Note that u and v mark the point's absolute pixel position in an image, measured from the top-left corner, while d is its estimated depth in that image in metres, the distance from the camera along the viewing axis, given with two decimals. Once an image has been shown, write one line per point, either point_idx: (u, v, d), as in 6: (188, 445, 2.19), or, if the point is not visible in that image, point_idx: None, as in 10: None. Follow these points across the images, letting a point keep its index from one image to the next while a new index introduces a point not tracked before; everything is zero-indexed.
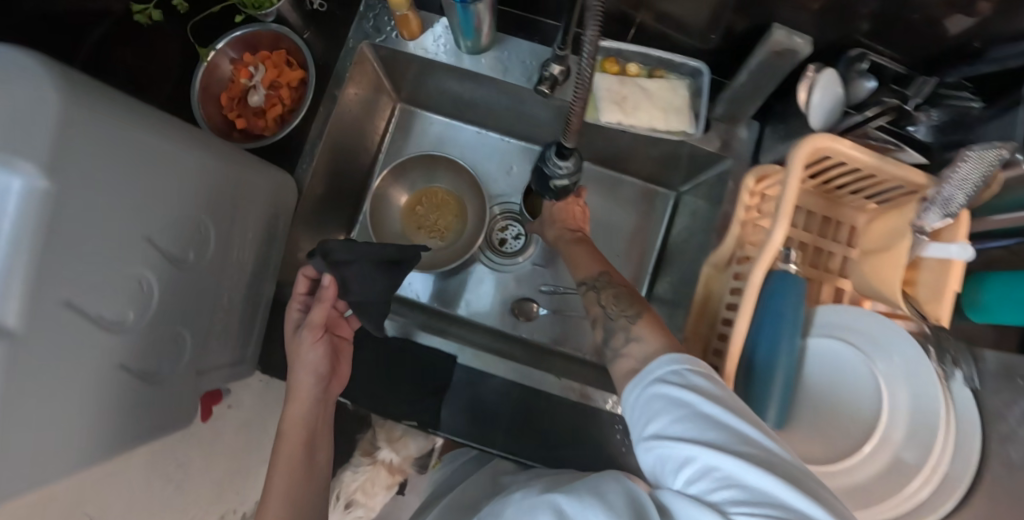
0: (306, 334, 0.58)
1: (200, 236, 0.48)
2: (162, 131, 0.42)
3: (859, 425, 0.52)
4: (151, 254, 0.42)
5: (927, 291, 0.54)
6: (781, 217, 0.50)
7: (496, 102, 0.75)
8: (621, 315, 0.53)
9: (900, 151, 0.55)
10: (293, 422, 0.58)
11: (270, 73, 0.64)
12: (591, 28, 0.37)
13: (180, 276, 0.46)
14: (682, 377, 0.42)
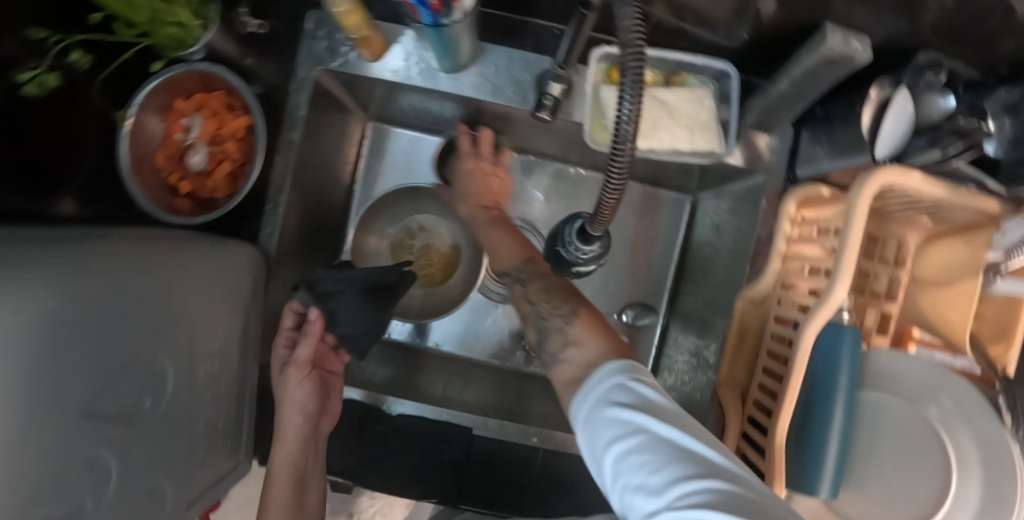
0: (293, 372, 0.52)
1: (153, 373, 0.40)
2: (80, 281, 0.33)
3: (923, 489, 0.45)
4: (99, 429, 0.35)
5: (993, 329, 0.49)
6: (845, 276, 0.43)
7: (483, 117, 0.63)
8: (554, 314, 0.45)
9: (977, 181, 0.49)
10: (276, 475, 0.50)
11: (208, 125, 0.54)
12: (633, 88, 0.31)
13: (140, 430, 0.39)
14: (626, 388, 0.36)
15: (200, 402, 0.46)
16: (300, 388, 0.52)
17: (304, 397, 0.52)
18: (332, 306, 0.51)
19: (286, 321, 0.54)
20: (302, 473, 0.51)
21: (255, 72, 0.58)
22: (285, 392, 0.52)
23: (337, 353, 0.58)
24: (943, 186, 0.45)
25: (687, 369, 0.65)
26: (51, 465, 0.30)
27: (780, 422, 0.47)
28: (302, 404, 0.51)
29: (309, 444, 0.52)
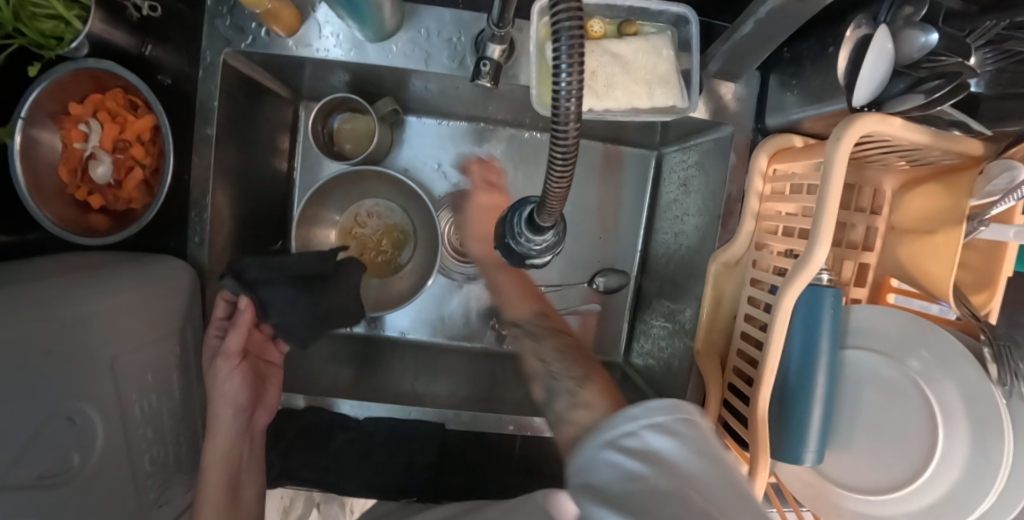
0: (221, 363, 0.49)
1: (72, 425, 0.36)
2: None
3: (913, 444, 0.45)
4: (17, 499, 0.31)
5: (975, 278, 0.47)
6: (825, 239, 0.40)
7: (424, 89, 0.57)
8: (567, 376, 0.46)
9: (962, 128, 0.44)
10: (209, 470, 0.47)
11: (108, 131, 0.48)
12: (569, 45, 0.25)
13: (70, 487, 0.36)
14: (652, 434, 0.32)
15: (141, 441, 0.42)
16: (233, 379, 0.50)
17: (237, 390, 0.50)
18: (263, 295, 0.47)
19: (218, 310, 0.50)
20: (236, 465, 0.49)
21: (158, 62, 0.51)
22: (214, 384, 0.50)
23: (274, 341, 0.55)
24: (923, 130, 0.41)
25: (660, 331, 0.64)
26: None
27: (759, 393, 0.45)
28: (235, 396, 0.49)
29: (243, 437, 0.50)
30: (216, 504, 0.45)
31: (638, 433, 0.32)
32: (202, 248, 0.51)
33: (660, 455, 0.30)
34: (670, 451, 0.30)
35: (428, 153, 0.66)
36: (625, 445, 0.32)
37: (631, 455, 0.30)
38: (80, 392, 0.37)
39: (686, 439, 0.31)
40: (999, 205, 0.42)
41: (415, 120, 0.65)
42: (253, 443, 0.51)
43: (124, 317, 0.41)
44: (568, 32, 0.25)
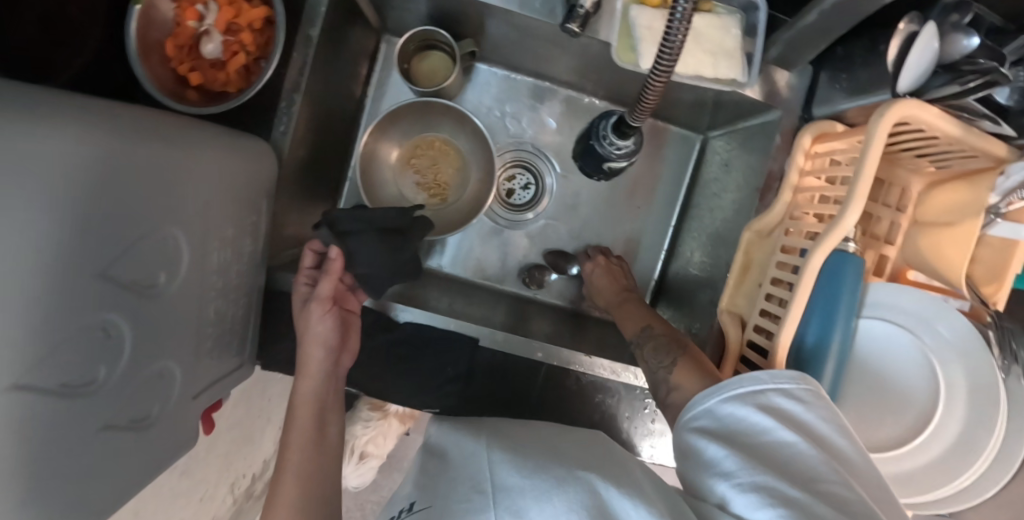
0: (314, 307, 0.52)
1: (168, 249, 0.40)
2: (90, 136, 0.32)
3: (910, 417, 0.50)
4: (112, 292, 0.35)
5: (986, 270, 0.51)
6: (857, 200, 0.44)
7: (505, 36, 0.62)
8: (659, 367, 0.51)
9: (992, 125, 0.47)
10: (299, 405, 0.51)
11: (224, 13, 0.52)
12: None
13: (153, 305, 0.39)
14: (772, 396, 0.40)
15: (209, 291, 0.46)
16: (322, 326, 0.53)
17: (325, 332, 0.53)
18: (351, 246, 0.51)
19: (305, 261, 0.55)
20: (324, 402, 0.52)
21: None
22: (306, 326, 0.53)
23: (355, 292, 0.58)
24: (957, 123, 0.45)
25: (686, 301, 0.69)
26: (59, 320, 0.31)
27: (779, 342, 0.49)
28: (322, 336, 0.52)
29: (329, 376, 0.53)
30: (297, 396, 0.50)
31: (753, 396, 0.41)
32: (285, 139, 0.55)
33: (798, 417, 0.39)
34: (810, 413, 0.39)
35: (492, 102, 0.71)
36: (745, 405, 0.40)
37: (757, 411, 0.39)
38: (178, 222, 0.41)
39: (816, 404, 0.40)
40: None
41: (485, 69, 0.70)
42: (338, 385, 0.54)
43: (221, 175, 0.45)
44: None
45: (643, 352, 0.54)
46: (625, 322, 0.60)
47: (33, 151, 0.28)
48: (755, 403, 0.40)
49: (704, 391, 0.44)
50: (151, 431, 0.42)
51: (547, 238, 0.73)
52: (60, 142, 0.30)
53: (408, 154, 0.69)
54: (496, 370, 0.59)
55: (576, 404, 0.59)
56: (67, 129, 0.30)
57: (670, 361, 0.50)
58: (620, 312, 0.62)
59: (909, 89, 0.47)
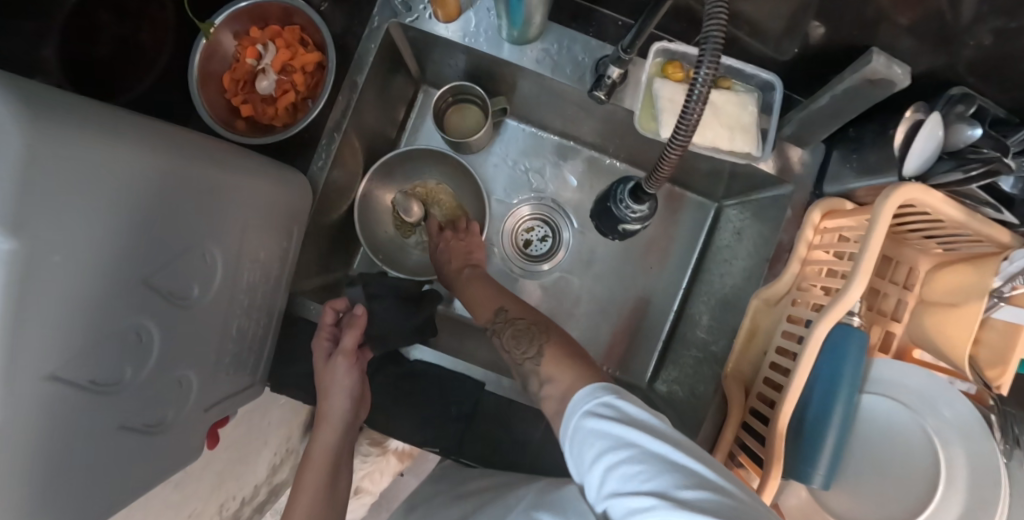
0: (340, 359, 0.55)
1: (204, 262, 0.43)
2: (155, 157, 0.36)
3: (906, 496, 0.50)
4: (148, 298, 0.38)
5: (990, 353, 0.52)
6: (861, 276, 0.46)
7: (536, 96, 0.66)
8: (526, 359, 0.48)
9: (994, 211, 0.51)
10: (317, 455, 0.52)
11: (281, 55, 0.56)
12: (709, 63, 0.33)
13: (183, 315, 0.42)
14: (639, 409, 0.36)
15: (236, 307, 0.49)
16: (343, 379, 0.55)
17: (349, 383, 0.55)
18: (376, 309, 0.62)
19: (326, 319, 0.57)
20: (337, 457, 0.53)
21: (329, 17, 0.59)
22: (329, 379, 0.55)
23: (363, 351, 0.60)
24: (961, 208, 0.49)
25: (692, 362, 0.69)
26: (99, 321, 0.33)
27: (782, 411, 0.50)
28: (348, 388, 0.54)
29: (347, 429, 0.54)
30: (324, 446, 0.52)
31: (622, 414, 0.36)
32: (321, 173, 0.59)
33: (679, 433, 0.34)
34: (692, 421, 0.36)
35: (517, 154, 0.75)
36: (618, 420, 0.35)
37: (630, 424, 0.34)
38: (215, 241, 0.44)
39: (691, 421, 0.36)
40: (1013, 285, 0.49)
41: (513, 125, 0.75)
42: (353, 436, 0.56)
43: (260, 201, 0.49)
44: (710, 56, 0.33)
45: (505, 340, 0.52)
46: (478, 305, 0.59)
47: (107, 167, 0.32)
48: (630, 418, 0.35)
49: (575, 408, 0.39)
50: (163, 436, 0.44)
51: (557, 290, 0.76)
52: (130, 163, 0.33)
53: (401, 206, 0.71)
54: (500, 418, 0.60)
55: (575, 457, 0.59)
56: (136, 149, 0.34)
57: (536, 352, 0.47)
58: (465, 293, 0.62)
59: (916, 172, 0.50)
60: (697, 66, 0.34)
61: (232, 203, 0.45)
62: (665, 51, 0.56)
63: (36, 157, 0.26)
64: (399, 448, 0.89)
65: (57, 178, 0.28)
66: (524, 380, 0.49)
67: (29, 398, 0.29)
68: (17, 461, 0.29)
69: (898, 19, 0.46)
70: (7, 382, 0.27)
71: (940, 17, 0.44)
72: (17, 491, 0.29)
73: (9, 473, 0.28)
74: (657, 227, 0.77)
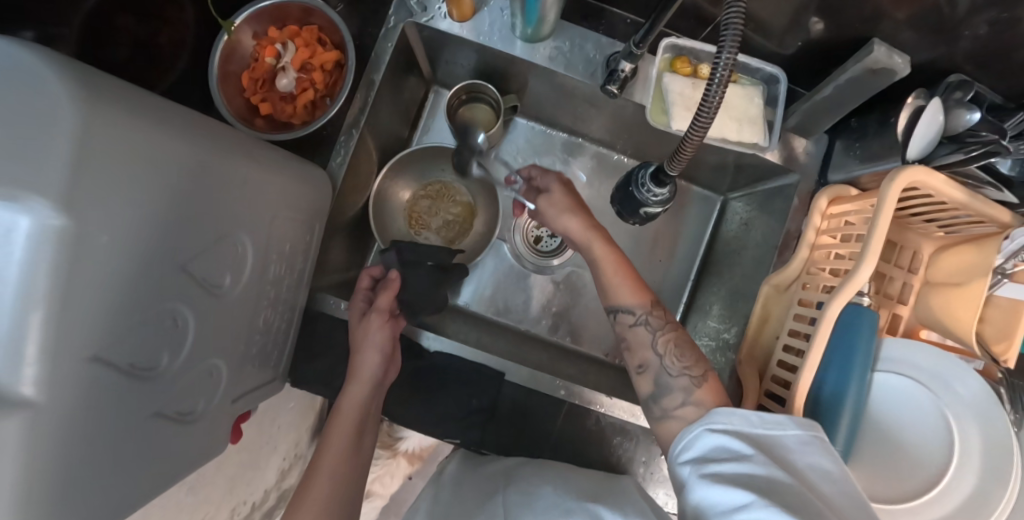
0: (373, 317, 0.57)
1: (235, 254, 0.44)
2: (194, 146, 0.37)
3: (921, 470, 0.51)
4: (185, 285, 0.39)
5: (994, 330, 0.54)
6: (870, 255, 0.48)
7: (547, 94, 0.68)
8: (683, 372, 0.49)
9: (994, 191, 0.54)
10: (344, 410, 0.52)
11: (301, 54, 0.57)
12: (728, 48, 0.35)
13: (214, 304, 0.43)
14: (763, 433, 0.42)
15: (263, 300, 0.50)
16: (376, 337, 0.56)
17: (382, 341, 0.56)
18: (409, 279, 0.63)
19: (362, 282, 0.60)
20: (365, 414, 0.53)
21: (345, 18, 0.61)
22: (361, 337, 0.56)
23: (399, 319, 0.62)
24: (962, 190, 0.51)
25: (704, 351, 0.71)
26: (141, 304, 0.34)
27: (799, 389, 0.51)
28: (380, 344, 0.55)
29: (375, 391, 0.55)
30: (354, 401, 0.52)
31: (747, 434, 0.42)
32: (340, 170, 0.60)
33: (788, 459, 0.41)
34: (802, 449, 0.41)
35: (528, 153, 0.77)
36: (737, 437, 0.42)
37: (745, 442, 0.41)
38: (244, 232, 0.45)
39: (807, 452, 0.41)
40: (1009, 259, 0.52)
41: (523, 123, 0.76)
42: (379, 401, 0.56)
43: (286, 194, 0.50)
44: (728, 42, 0.35)
45: (660, 343, 0.51)
46: (619, 288, 0.55)
47: (155, 155, 0.33)
48: (746, 437, 0.42)
49: (694, 426, 0.45)
50: (192, 427, 0.44)
51: (569, 283, 0.75)
52: (172, 151, 0.34)
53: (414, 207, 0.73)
54: (519, 410, 0.61)
55: (597, 445, 0.60)
56: (178, 138, 0.35)
57: (699, 375, 0.49)
58: (597, 255, 0.56)
59: (918, 156, 0.52)
60: (716, 51, 0.35)
61: (261, 196, 0.46)
62: (674, 46, 0.58)
63: (90, 139, 0.27)
64: (410, 449, 0.89)
65: (109, 161, 0.29)
66: (651, 384, 0.51)
67: (76, 377, 0.29)
68: (66, 438, 0.29)
69: (897, 15, 0.48)
70: (57, 356, 0.28)
71: (935, 10, 0.46)
72: (62, 469, 0.29)
73: (56, 449, 0.29)
74: (665, 221, 0.78)
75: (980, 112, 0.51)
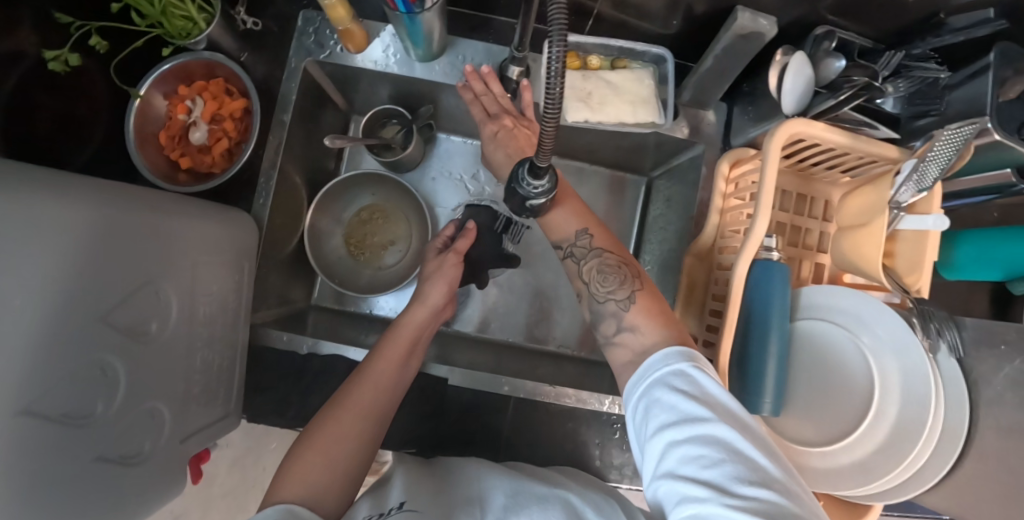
0: (449, 256, 0.68)
1: (158, 301, 0.47)
2: (98, 209, 0.40)
3: (852, 408, 0.53)
4: (108, 335, 0.42)
5: (905, 262, 0.56)
6: (762, 207, 0.51)
7: (460, 107, 0.71)
8: (609, 297, 0.50)
9: (872, 129, 0.55)
10: (403, 328, 0.59)
11: (209, 106, 0.60)
12: (557, 25, 0.35)
13: (143, 350, 0.46)
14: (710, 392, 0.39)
15: (197, 340, 0.53)
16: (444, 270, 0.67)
17: (449, 277, 0.66)
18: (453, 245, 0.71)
19: (445, 231, 0.72)
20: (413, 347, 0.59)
21: (251, 66, 0.64)
22: (436, 271, 0.67)
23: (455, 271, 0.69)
24: (845, 133, 0.53)
25: None
26: (62, 358, 0.37)
27: (722, 349, 0.53)
28: (447, 278, 0.66)
29: (432, 319, 0.63)
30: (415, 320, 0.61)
31: (689, 390, 0.39)
32: (264, 208, 0.62)
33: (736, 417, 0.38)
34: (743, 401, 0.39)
35: (454, 164, 0.79)
36: (686, 400, 0.38)
37: (695, 405, 0.38)
38: (167, 280, 0.48)
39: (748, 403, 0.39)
40: (902, 190, 0.53)
41: (444, 138, 0.79)
42: (427, 339, 0.62)
43: (208, 240, 0.53)
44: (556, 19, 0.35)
45: (585, 272, 0.52)
46: (554, 221, 0.55)
47: (56, 221, 0.36)
48: (696, 398, 0.38)
49: (640, 379, 0.43)
50: (140, 468, 0.47)
51: (512, 282, 0.79)
52: (74, 216, 0.38)
53: (350, 233, 0.76)
54: (469, 410, 0.63)
55: (550, 431, 0.63)
56: (83, 203, 0.39)
57: (627, 295, 0.49)
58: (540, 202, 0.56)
59: (794, 109, 0.55)
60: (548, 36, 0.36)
61: (178, 244, 0.49)
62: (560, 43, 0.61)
63: None
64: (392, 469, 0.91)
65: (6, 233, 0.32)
66: (588, 312, 0.52)
67: (6, 430, 0.33)
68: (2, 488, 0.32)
69: None
70: None
71: None
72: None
73: None
74: (597, 209, 0.81)
75: (843, 59, 0.53)
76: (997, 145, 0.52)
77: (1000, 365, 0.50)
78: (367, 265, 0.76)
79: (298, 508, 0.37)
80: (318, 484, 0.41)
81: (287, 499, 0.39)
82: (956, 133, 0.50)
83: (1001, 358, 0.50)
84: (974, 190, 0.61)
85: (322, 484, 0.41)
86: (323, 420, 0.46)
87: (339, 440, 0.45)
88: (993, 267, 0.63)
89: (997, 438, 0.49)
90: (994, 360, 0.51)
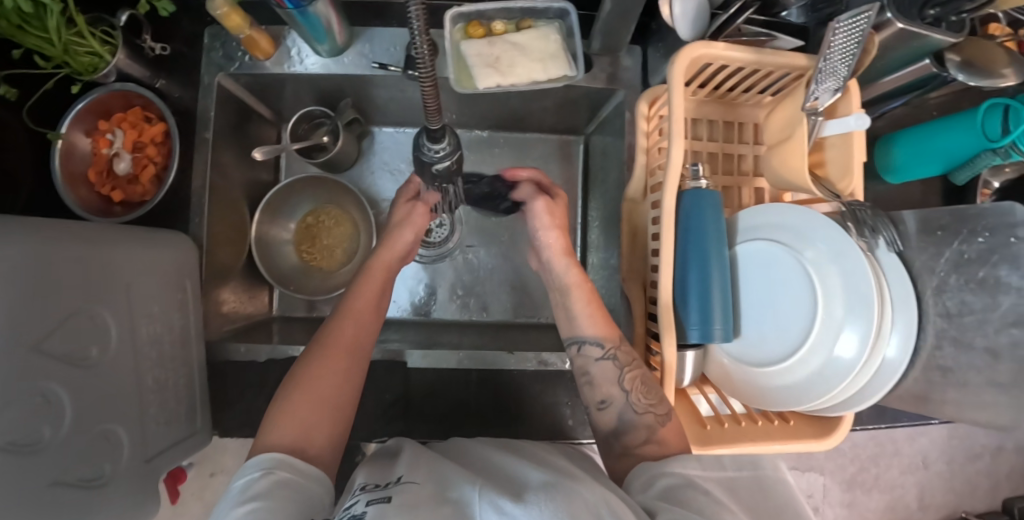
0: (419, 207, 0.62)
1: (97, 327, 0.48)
2: (25, 238, 0.41)
3: (800, 322, 0.52)
4: (49, 364, 0.42)
5: (837, 169, 0.56)
6: (674, 136, 0.50)
7: (382, 96, 0.71)
8: (649, 409, 0.50)
9: (771, 39, 0.56)
10: (372, 267, 0.60)
11: (129, 135, 0.61)
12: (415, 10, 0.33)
13: (88, 375, 0.46)
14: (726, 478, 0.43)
15: (145, 361, 0.53)
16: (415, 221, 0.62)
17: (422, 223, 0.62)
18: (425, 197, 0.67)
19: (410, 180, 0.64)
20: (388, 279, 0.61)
21: (169, 91, 0.65)
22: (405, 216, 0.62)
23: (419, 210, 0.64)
24: (748, 50, 0.53)
25: (602, 283, 0.73)
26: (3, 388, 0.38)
27: (663, 284, 0.53)
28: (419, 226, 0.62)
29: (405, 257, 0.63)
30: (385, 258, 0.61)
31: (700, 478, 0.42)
32: (203, 227, 0.63)
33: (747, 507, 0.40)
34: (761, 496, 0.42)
35: (392, 155, 0.80)
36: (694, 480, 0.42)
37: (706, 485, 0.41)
38: (107, 303, 0.49)
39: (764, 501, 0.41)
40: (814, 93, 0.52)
41: (378, 131, 0.80)
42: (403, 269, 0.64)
43: (143, 262, 0.54)
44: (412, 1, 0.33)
45: (626, 380, 0.52)
46: (584, 319, 0.56)
47: None
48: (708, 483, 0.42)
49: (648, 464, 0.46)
50: (104, 490, 0.48)
51: (465, 262, 0.79)
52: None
53: (301, 241, 0.77)
54: (434, 391, 0.64)
55: (518, 395, 0.64)
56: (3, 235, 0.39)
57: (665, 412, 0.50)
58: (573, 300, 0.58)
59: (690, 34, 0.55)
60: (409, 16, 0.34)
61: (110, 270, 0.50)
62: (461, 13, 0.61)
63: None
64: None
65: None
66: (614, 418, 0.52)
67: None
68: None
69: None
70: None
71: None
72: None
73: None
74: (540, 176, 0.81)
75: None
76: (903, 34, 0.51)
77: (939, 251, 0.49)
78: (320, 270, 0.77)
79: (292, 456, 0.43)
80: (302, 424, 0.46)
81: (276, 442, 0.44)
82: (850, 26, 0.46)
83: (940, 244, 0.49)
84: (897, 89, 0.61)
85: (307, 423, 0.46)
86: (309, 359, 0.50)
87: (327, 377, 0.49)
88: (929, 164, 0.62)
89: (947, 324, 0.48)
90: (933, 247, 0.50)
